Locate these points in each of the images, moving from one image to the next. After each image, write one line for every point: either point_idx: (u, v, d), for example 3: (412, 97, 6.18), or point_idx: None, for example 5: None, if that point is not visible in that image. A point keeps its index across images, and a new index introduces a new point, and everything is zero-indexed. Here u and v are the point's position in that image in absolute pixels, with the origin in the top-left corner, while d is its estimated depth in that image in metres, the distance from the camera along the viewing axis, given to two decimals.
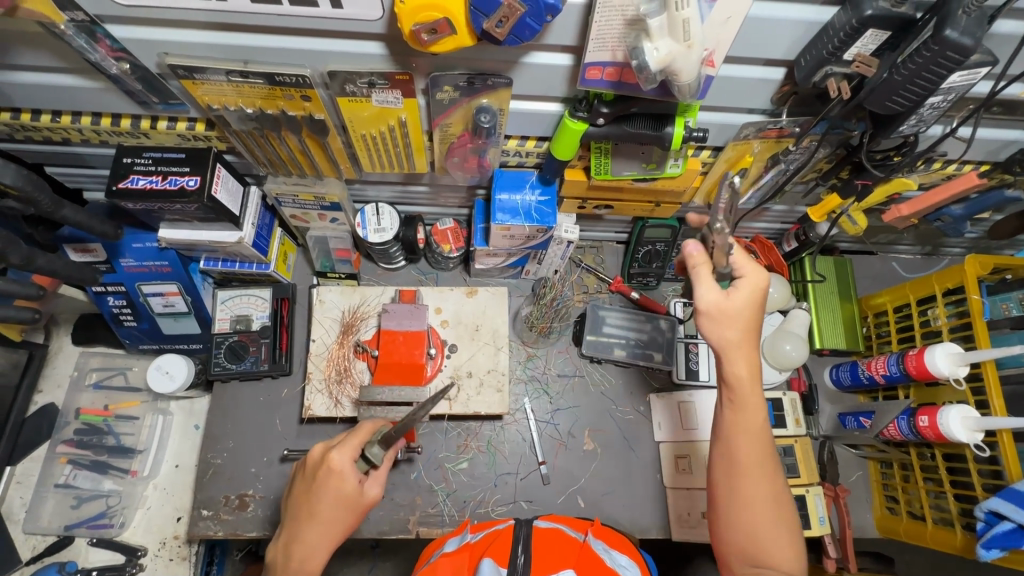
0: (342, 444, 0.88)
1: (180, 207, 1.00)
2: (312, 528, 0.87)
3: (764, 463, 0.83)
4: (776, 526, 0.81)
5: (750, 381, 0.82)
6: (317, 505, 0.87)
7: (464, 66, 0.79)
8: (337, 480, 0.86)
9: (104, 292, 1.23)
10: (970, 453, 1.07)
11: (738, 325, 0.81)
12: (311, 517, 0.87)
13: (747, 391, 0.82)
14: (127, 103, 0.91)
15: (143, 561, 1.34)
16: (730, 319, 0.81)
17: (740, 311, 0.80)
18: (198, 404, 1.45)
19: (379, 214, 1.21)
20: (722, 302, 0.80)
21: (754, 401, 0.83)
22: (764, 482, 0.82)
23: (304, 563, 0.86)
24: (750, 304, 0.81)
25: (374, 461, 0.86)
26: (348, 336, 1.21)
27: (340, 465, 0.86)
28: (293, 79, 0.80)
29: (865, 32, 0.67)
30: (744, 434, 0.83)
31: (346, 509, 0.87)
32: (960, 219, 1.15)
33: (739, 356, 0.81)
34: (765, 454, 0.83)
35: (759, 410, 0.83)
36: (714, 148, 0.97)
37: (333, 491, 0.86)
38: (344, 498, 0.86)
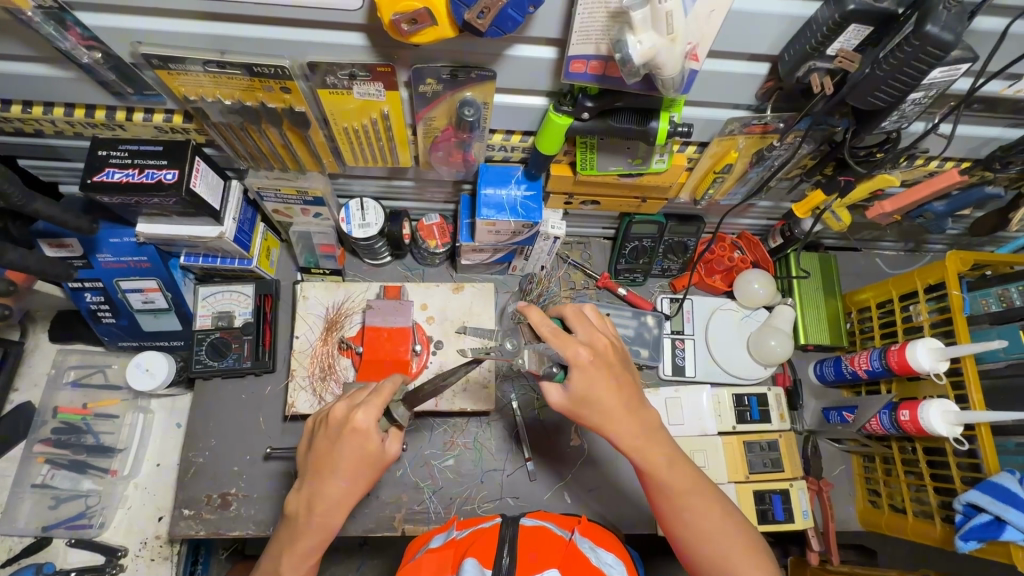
0: (366, 404, 0.84)
1: (157, 201, 0.98)
2: (335, 486, 0.84)
3: (694, 508, 0.85)
4: (738, 552, 0.83)
5: (644, 444, 0.85)
6: (340, 466, 0.84)
7: (447, 58, 0.78)
8: (362, 439, 0.83)
9: (81, 288, 1.21)
10: (950, 446, 1.08)
11: (606, 397, 0.82)
12: (333, 474, 0.84)
13: (643, 453, 0.85)
14: (101, 93, 0.88)
15: (124, 562, 1.32)
16: (597, 397, 0.82)
17: (593, 391, 0.82)
18: (180, 402, 1.43)
19: (363, 209, 1.20)
20: (581, 388, 0.82)
21: (658, 459, 0.85)
22: (704, 520, 0.85)
23: (326, 518, 0.85)
24: (605, 378, 0.82)
25: (399, 421, 0.90)
26: (332, 332, 1.20)
27: (366, 426, 0.83)
28: (272, 70, 0.79)
29: (847, 27, 0.66)
30: (667, 489, 0.85)
31: (369, 467, 0.84)
32: (942, 216, 1.16)
33: (626, 423, 0.84)
34: (691, 499, 0.85)
35: (663, 469, 0.85)
36: (700, 143, 0.97)
37: (359, 451, 0.83)
38: (367, 456, 0.84)
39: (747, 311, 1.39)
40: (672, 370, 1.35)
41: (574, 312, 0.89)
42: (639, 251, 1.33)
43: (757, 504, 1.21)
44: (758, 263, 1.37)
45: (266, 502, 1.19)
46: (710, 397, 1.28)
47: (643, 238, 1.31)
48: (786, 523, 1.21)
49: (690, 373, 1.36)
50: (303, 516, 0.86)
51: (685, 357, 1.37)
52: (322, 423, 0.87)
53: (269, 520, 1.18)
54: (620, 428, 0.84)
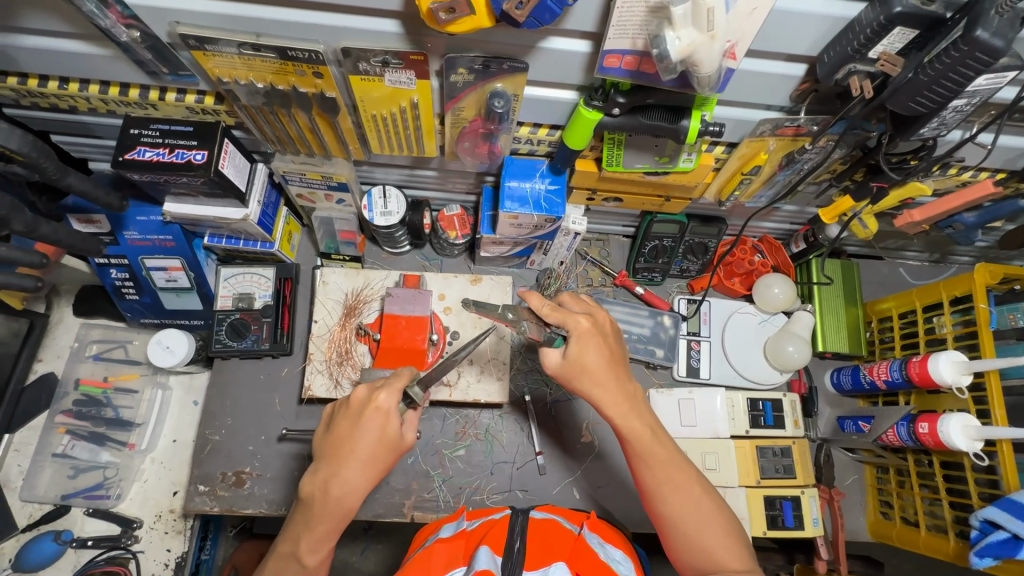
0: (389, 386, 0.89)
1: (186, 180, 0.99)
2: (353, 467, 0.86)
3: (676, 481, 0.86)
4: (715, 531, 0.83)
5: (628, 413, 0.88)
6: (358, 447, 0.86)
7: (480, 48, 0.78)
8: (383, 420, 0.87)
9: (107, 264, 1.23)
10: (969, 461, 1.07)
11: (597, 362, 0.88)
12: (352, 455, 0.86)
13: (624, 419, 0.88)
14: (136, 72, 0.88)
15: (138, 533, 1.35)
16: (585, 365, 0.88)
17: (586, 355, 0.87)
18: (197, 380, 1.45)
19: (386, 197, 1.20)
20: (576, 354, 0.87)
21: (639, 426, 0.88)
22: (681, 492, 0.85)
23: (343, 500, 0.86)
24: (598, 343, 0.88)
25: (417, 401, 0.91)
26: (350, 318, 1.20)
27: (388, 406, 0.87)
28: (306, 55, 0.79)
29: (892, 29, 0.64)
30: (649, 457, 0.87)
31: (387, 450, 0.87)
32: (972, 227, 1.14)
33: (614, 387, 0.89)
34: (669, 470, 0.86)
35: (646, 435, 0.88)
36: (729, 144, 0.96)
37: (379, 431, 0.87)
38: (387, 439, 0.87)
39: (765, 315, 1.38)
40: (686, 371, 1.34)
41: (571, 296, 0.94)
42: (658, 250, 1.33)
43: (767, 510, 1.20)
44: (778, 267, 1.37)
45: (279, 482, 1.21)
46: (724, 401, 1.28)
47: (663, 238, 1.30)
48: (796, 530, 1.20)
49: (704, 375, 1.35)
50: (319, 498, 0.86)
51: (699, 359, 1.36)
52: (343, 406, 0.91)
53: (281, 500, 1.20)
54: (607, 393, 0.88)
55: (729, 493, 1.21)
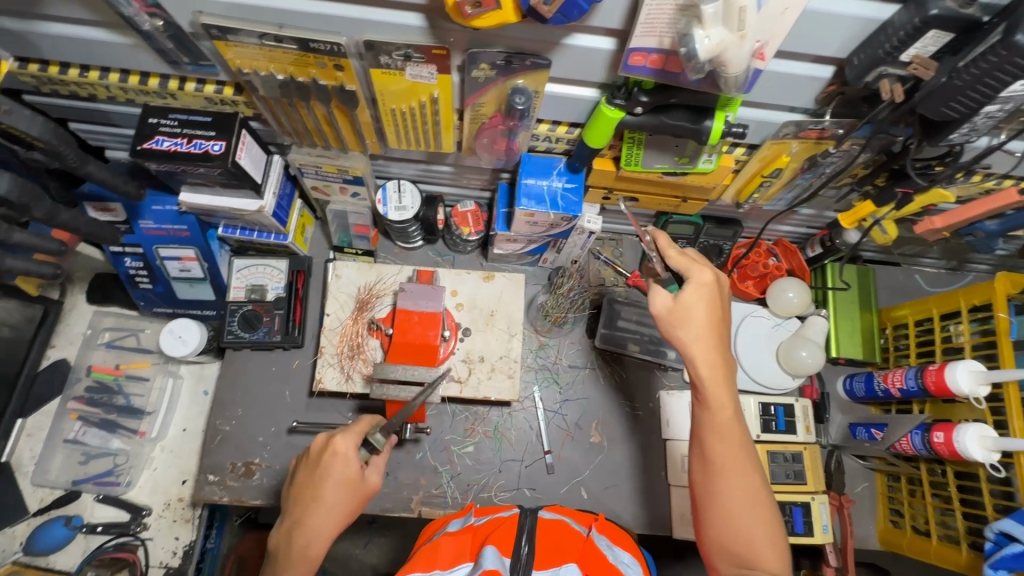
0: (346, 431, 0.92)
1: (202, 171, 0.99)
2: (316, 513, 0.88)
3: (739, 464, 0.85)
4: (758, 523, 0.83)
5: (716, 382, 0.87)
6: (321, 491, 0.89)
7: (503, 43, 0.77)
8: (342, 463, 0.90)
9: (121, 253, 1.24)
10: (984, 472, 1.06)
11: (700, 319, 0.89)
12: (314, 502, 0.88)
13: (712, 388, 0.87)
14: (156, 61, 0.88)
15: (147, 521, 1.36)
16: (685, 320, 0.89)
17: (693, 311, 0.89)
18: (208, 370, 1.46)
19: (400, 191, 1.20)
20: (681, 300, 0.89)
21: (726, 399, 0.87)
22: (742, 475, 0.85)
23: (308, 547, 0.86)
24: (704, 299, 0.89)
25: (378, 446, 0.92)
26: (362, 313, 1.20)
27: (345, 449, 0.90)
28: (328, 47, 0.78)
29: (927, 32, 0.63)
30: (720, 432, 0.86)
31: (348, 494, 0.89)
32: (993, 235, 1.12)
33: (707, 346, 0.88)
34: (736, 447, 0.86)
35: (727, 409, 0.87)
36: (749, 146, 0.95)
37: (338, 475, 0.89)
38: (347, 481, 0.89)
39: (779, 319, 1.36)
40: None
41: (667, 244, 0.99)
42: None
43: (777, 515, 1.19)
44: (793, 271, 1.37)
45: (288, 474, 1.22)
46: None
47: (678, 239, 1.30)
48: (805, 536, 1.19)
49: None
50: (285, 544, 0.87)
51: None
52: (306, 456, 0.95)
53: None
54: (697, 353, 0.88)
55: None
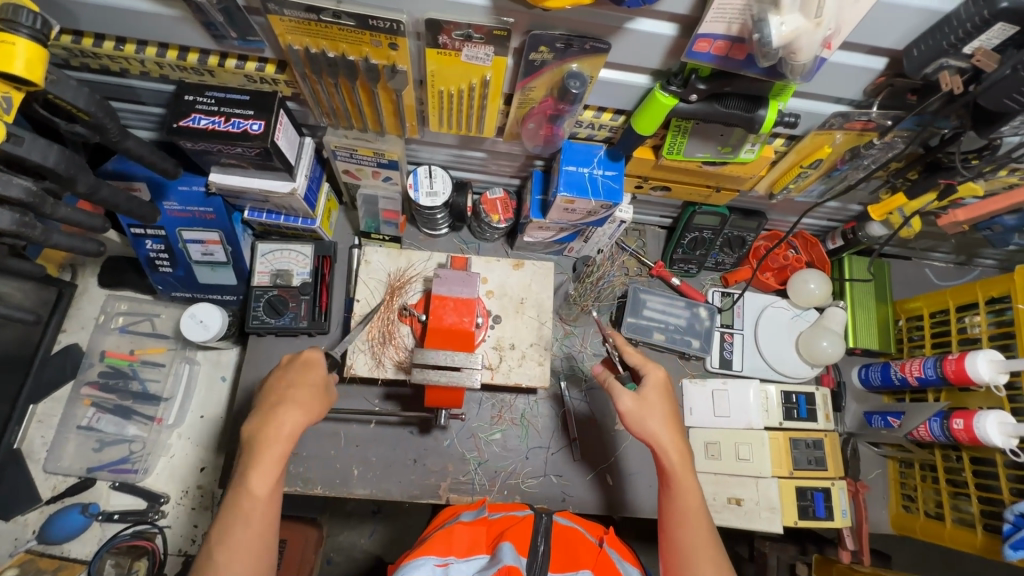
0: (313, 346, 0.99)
1: (240, 150, 0.97)
2: (287, 408, 0.89)
3: (707, 547, 0.88)
4: None
5: (682, 468, 0.93)
6: (292, 385, 0.91)
7: (565, 26, 0.76)
8: (310, 367, 0.94)
9: (143, 235, 1.21)
10: (1001, 457, 1.10)
11: (660, 412, 0.96)
12: (284, 397, 0.90)
13: (680, 473, 0.93)
14: (201, 35, 0.86)
15: (165, 508, 1.34)
16: (651, 411, 0.96)
17: (656, 402, 0.96)
18: (225, 357, 1.43)
19: (432, 176, 1.20)
20: (644, 396, 0.96)
21: (689, 485, 0.92)
22: (708, 560, 0.86)
23: (281, 433, 0.87)
24: (664, 395, 0.97)
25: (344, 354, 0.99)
26: (392, 299, 1.19)
27: (316, 356, 0.96)
28: (386, 25, 0.77)
29: (993, 25, 0.65)
30: (686, 517, 0.90)
31: (315, 395, 0.92)
32: (1011, 229, 1.16)
33: (668, 439, 0.95)
34: (701, 531, 0.89)
35: (693, 493, 0.92)
36: (790, 136, 0.96)
37: (307, 377, 0.93)
38: (313, 385, 0.93)
39: (798, 310, 1.39)
40: (719, 362, 1.35)
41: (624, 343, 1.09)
42: (698, 242, 1.33)
43: (799, 500, 1.23)
44: (812, 263, 1.39)
45: (316, 460, 1.22)
46: (757, 393, 1.29)
47: (703, 229, 1.31)
48: (826, 520, 1.23)
49: (737, 367, 1.37)
50: (265, 432, 0.86)
51: (732, 351, 1.37)
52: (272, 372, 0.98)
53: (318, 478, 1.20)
54: (661, 440, 0.94)
55: (762, 483, 1.23)
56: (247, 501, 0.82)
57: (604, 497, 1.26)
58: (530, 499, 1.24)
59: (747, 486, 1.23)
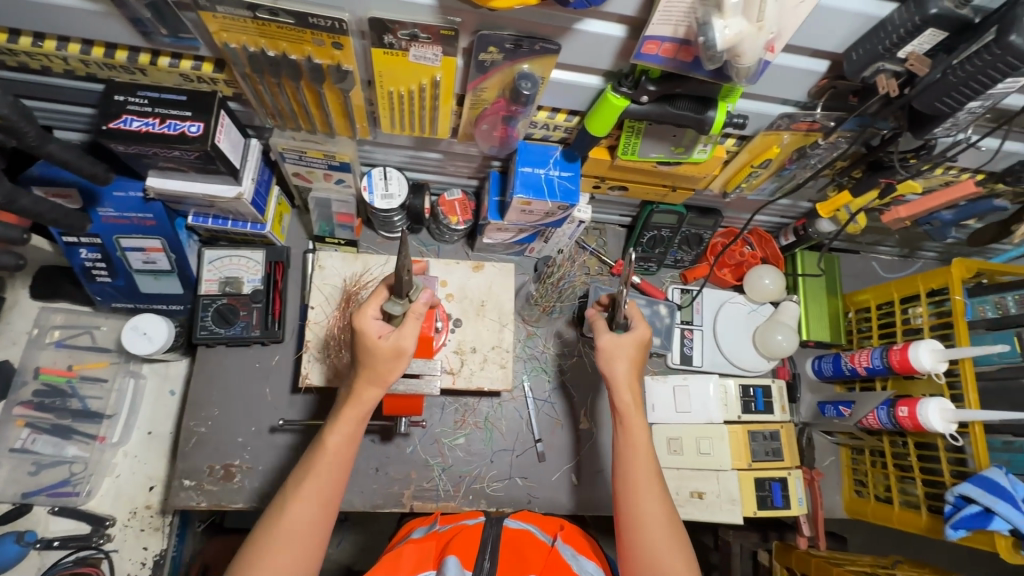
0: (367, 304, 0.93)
1: (177, 154, 0.92)
2: (366, 388, 0.92)
3: (652, 483, 0.93)
4: (669, 539, 0.89)
5: (633, 409, 0.99)
6: (378, 364, 0.91)
7: (514, 26, 0.75)
8: (367, 341, 0.90)
9: (76, 243, 1.13)
10: (943, 442, 1.15)
11: (622, 357, 1.01)
12: (355, 372, 0.92)
13: (631, 414, 0.99)
14: (129, 32, 0.80)
15: (111, 531, 1.27)
16: (617, 355, 1.01)
17: (625, 348, 1.01)
18: (174, 369, 1.37)
19: (387, 178, 1.16)
20: (615, 340, 1.01)
21: (639, 426, 0.98)
22: (656, 496, 0.92)
23: (359, 406, 0.92)
24: (637, 344, 1.01)
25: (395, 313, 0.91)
26: (348, 305, 1.16)
27: (366, 325, 0.92)
28: (328, 23, 0.74)
29: (924, 31, 0.67)
30: (636, 457, 0.96)
31: (386, 363, 0.90)
32: (948, 224, 1.22)
33: (624, 383, 1.00)
34: (648, 467, 0.95)
35: (643, 432, 0.98)
36: (741, 137, 0.98)
37: (373, 347, 0.90)
38: (381, 355, 0.90)
39: (754, 305, 1.42)
40: (680, 358, 1.38)
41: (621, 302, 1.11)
42: (656, 240, 1.35)
43: (757, 491, 1.26)
44: (767, 259, 1.43)
45: (272, 475, 1.17)
46: (717, 387, 1.31)
47: (662, 228, 1.32)
48: (783, 509, 1.27)
49: (697, 363, 1.39)
50: (364, 365, 0.91)
51: (692, 347, 1.40)
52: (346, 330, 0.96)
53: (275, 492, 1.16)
54: (618, 383, 1.00)
55: (722, 476, 1.25)
56: (349, 421, 0.92)
57: (567, 496, 1.26)
58: (495, 503, 1.24)
59: (708, 479, 1.25)
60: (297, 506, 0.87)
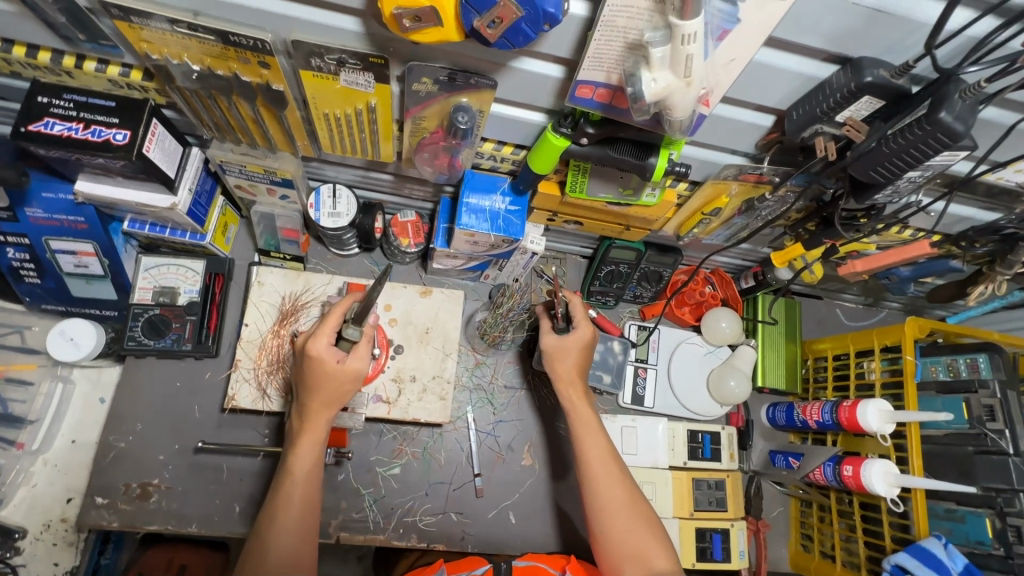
0: (317, 333, 0.95)
1: (102, 161, 0.88)
2: (317, 409, 0.95)
3: (610, 472, 0.98)
4: (635, 525, 0.94)
5: (580, 400, 1.06)
6: (336, 382, 0.94)
7: (447, 59, 0.72)
8: (319, 365, 0.93)
9: (2, 242, 1.08)
10: (885, 505, 1.12)
11: (570, 358, 1.08)
12: (308, 392, 0.94)
13: (576, 406, 1.06)
14: (48, 34, 0.77)
15: (20, 544, 1.20)
16: (564, 355, 1.07)
17: (572, 350, 1.07)
18: (106, 376, 1.31)
19: (335, 196, 1.12)
20: (561, 342, 1.08)
21: (586, 414, 1.05)
22: (616, 482, 0.97)
23: (312, 420, 0.95)
24: (582, 346, 1.07)
25: (353, 339, 0.95)
26: (285, 325, 1.11)
27: (320, 352, 0.93)
28: (250, 42, 0.71)
29: (860, 97, 0.64)
30: (586, 457, 1.00)
31: (340, 383, 0.94)
32: (906, 280, 1.19)
33: (570, 379, 1.07)
34: (601, 442, 1.01)
35: (591, 422, 1.04)
36: (692, 182, 0.95)
37: (325, 375, 0.93)
38: (333, 377, 0.94)
39: (711, 347, 1.40)
40: (631, 399, 1.34)
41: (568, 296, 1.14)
42: (614, 275, 1.31)
43: (698, 542, 1.22)
44: (727, 301, 1.39)
45: (192, 497, 1.12)
46: (666, 430, 1.28)
47: (620, 263, 1.28)
48: (722, 563, 1.23)
49: (648, 404, 1.36)
50: (318, 388, 0.94)
51: (644, 387, 1.36)
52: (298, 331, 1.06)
53: (192, 516, 1.11)
54: (565, 379, 1.07)
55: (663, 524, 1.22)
56: (312, 430, 0.94)
57: (501, 535, 1.22)
58: (427, 538, 1.19)
59: None
60: (274, 531, 0.87)
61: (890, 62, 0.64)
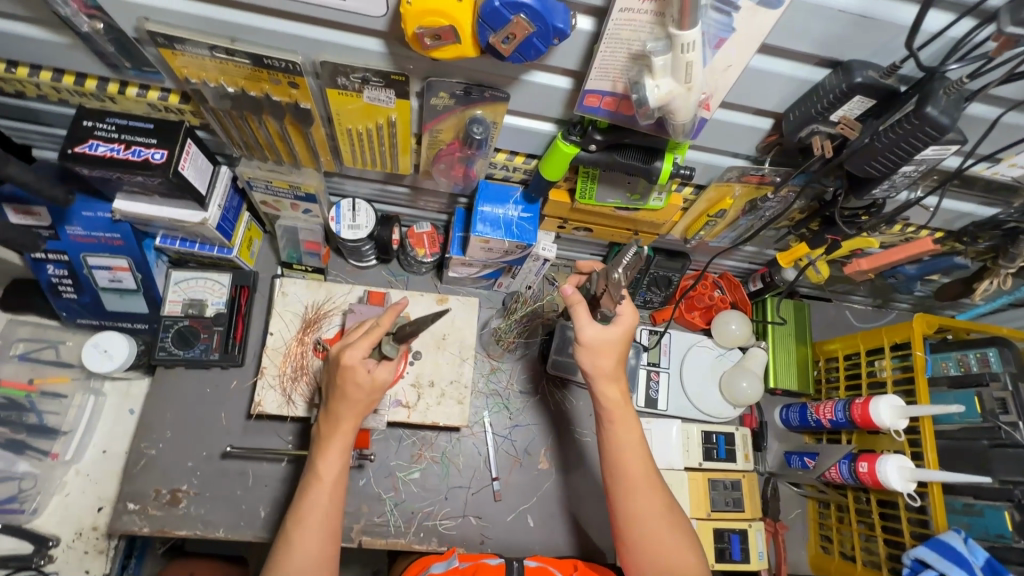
0: (355, 344, 0.92)
1: (141, 179, 0.94)
2: (347, 417, 0.94)
3: (648, 481, 0.96)
4: (668, 531, 0.94)
5: (623, 403, 0.99)
6: (369, 390, 0.93)
7: (462, 74, 0.77)
8: (353, 373, 0.92)
9: (43, 260, 1.15)
10: (903, 501, 1.12)
11: (609, 353, 0.98)
12: (342, 398, 0.94)
13: (619, 411, 0.99)
14: (96, 63, 0.84)
15: (53, 552, 1.24)
16: (606, 350, 0.98)
17: (615, 344, 0.98)
18: (135, 388, 1.36)
19: (355, 209, 1.18)
20: (603, 335, 0.97)
21: (626, 418, 0.99)
22: (653, 491, 0.96)
23: (340, 425, 0.95)
24: (624, 337, 0.99)
25: (390, 355, 0.92)
26: (308, 333, 1.16)
27: (353, 361, 0.91)
28: (282, 65, 0.77)
29: (852, 97, 0.68)
30: (626, 464, 0.97)
31: (371, 392, 0.94)
32: (912, 278, 1.21)
33: (607, 378, 0.99)
34: (641, 451, 0.98)
35: (632, 428, 0.99)
36: (697, 186, 0.99)
37: (356, 384, 0.93)
38: (365, 386, 0.93)
39: (722, 350, 1.41)
40: (645, 401, 1.35)
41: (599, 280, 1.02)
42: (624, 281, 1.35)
43: (716, 542, 1.23)
44: (736, 304, 1.43)
45: (219, 502, 1.15)
46: (680, 432, 1.29)
47: None
48: (742, 563, 1.23)
49: (662, 407, 1.37)
50: (348, 395, 0.93)
51: (658, 390, 1.37)
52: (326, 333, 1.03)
53: (220, 521, 1.14)
54: (604, 377, 0.99)
55: None
56: (340, 436, 0.95)
57: (520, 538, 1.23)
58: (447, 542, 1.21)
59: None
60: (302, 538, 0.90)
61: (878, 64, 0.68)
